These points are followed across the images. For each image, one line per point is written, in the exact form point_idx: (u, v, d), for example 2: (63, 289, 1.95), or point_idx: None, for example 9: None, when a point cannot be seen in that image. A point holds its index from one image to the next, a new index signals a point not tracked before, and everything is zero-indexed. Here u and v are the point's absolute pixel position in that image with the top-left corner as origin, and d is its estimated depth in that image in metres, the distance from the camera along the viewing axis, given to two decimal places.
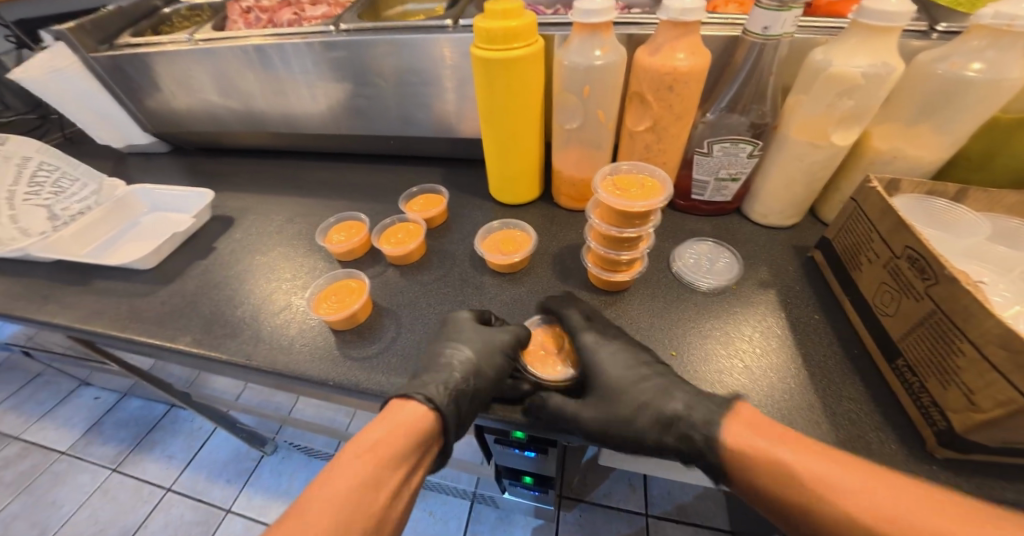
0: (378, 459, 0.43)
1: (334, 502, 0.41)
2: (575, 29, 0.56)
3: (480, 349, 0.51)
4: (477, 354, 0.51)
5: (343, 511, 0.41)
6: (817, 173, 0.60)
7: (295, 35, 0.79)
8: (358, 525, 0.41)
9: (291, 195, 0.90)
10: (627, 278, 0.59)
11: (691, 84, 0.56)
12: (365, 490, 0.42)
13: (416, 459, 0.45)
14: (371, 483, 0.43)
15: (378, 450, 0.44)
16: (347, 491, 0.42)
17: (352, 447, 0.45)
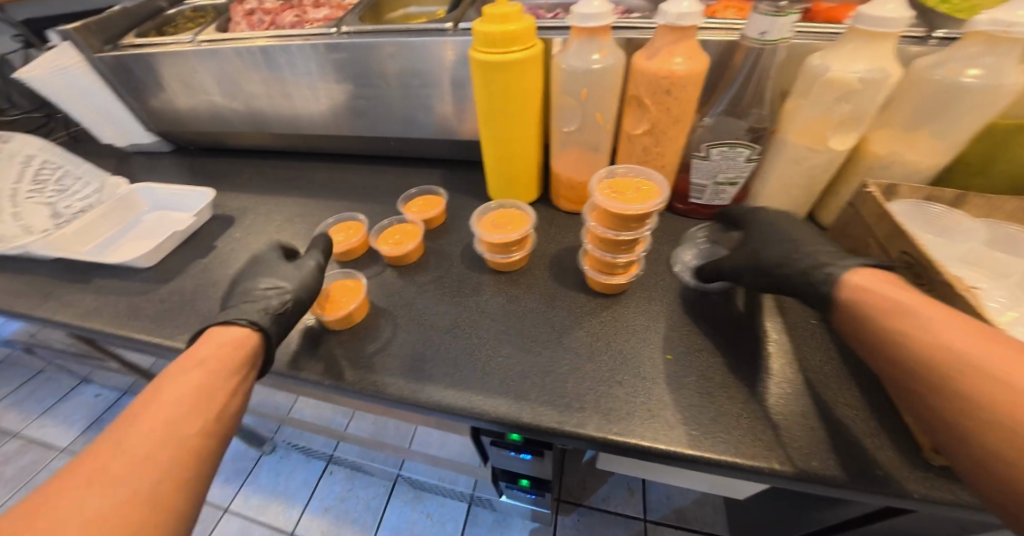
0: (210, 395, 0.44)
1: (152, 421, 0.40)
2: (573, 33, 0.57)
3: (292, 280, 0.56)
4: (293, 285, 0.56)
5: (160, 417, 0.41)
6: (815, 177, 0.60)
7: (297, 37, 0.80)
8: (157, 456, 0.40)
9: (292, 196, 0.90)
10: (623, 281, 0.60)
11: (689, 88, 0.56)
12: (197, 387, 0.43)
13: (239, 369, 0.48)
14: (205, 382, 0.44)
15: (206, 365, 0.45)
16: (175, 405, 0.42)
17: (172, 374, 0.45)
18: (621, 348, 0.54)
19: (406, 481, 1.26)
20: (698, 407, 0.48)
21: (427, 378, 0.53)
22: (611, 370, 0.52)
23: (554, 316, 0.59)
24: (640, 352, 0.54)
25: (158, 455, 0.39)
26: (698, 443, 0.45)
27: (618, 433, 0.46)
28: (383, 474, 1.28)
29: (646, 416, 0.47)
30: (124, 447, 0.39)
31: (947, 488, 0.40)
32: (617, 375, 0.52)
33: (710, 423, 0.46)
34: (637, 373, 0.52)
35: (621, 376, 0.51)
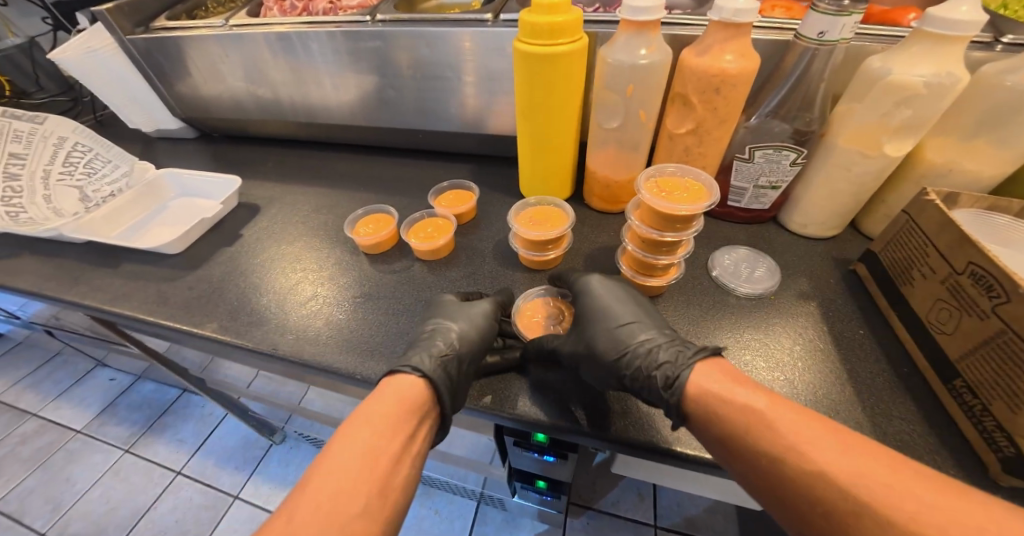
0: (380, 458, 0.42)
1: (330, 481, 0.40)
2: (621, 27, 0.55)
3: (467, 325, 0.55)
4: (464, 328, 0.54)
5: (335, 484, 0.40)
6: (865, 184, 0.58)
7: (330, 24, 0.78)
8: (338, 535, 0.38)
9: (316, 186, 0.89)
10: (662, 284, 0.58)
11: (739, 88, 0.54)
12: (367, 454, 0.42)
13: (414, 425, 0.45)
14: (373, 450, 0.42)
15: (377, 424, 0.43)
16: (347, 467, 0.41)
17: (347, 427, 0.44)
18: None
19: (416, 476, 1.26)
20: None
21: None
22: None
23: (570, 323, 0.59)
24: None
25: (328, 522, 0.38)
26: None
27: None
28: None
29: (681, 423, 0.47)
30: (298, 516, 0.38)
31: None
32: None
33: None
34: None
35: None
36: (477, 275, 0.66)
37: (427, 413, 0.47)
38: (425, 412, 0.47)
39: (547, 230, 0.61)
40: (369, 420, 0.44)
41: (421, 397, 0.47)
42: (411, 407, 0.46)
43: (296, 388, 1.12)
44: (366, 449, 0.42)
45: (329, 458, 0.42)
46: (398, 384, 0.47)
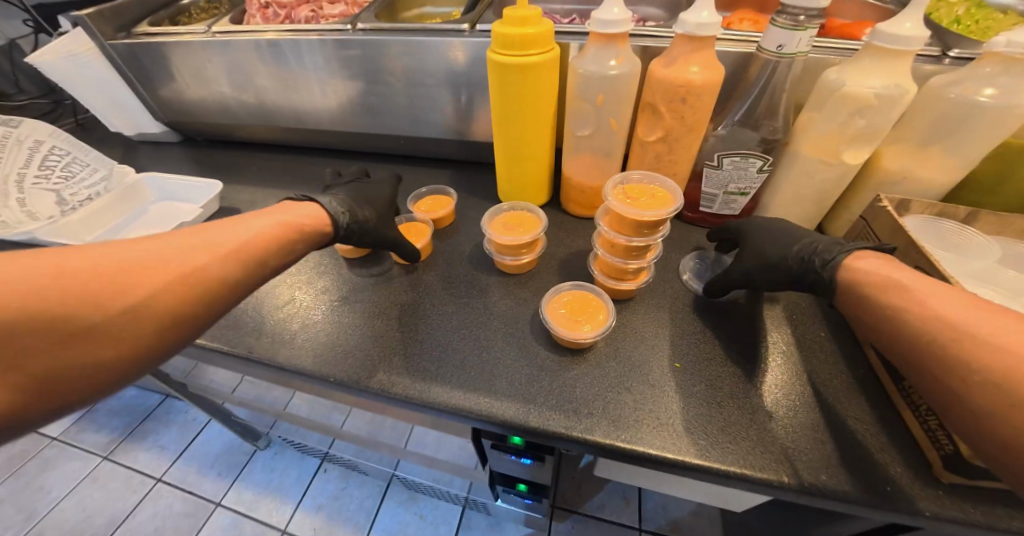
0: (239, 247, 0.45)
1: (225, 232, 0.46)
2: (591, 39, 0.57)
3: (371, 212, 0.63)
4: (368, 213, 0.63)
5: (225, 230, 0.46)
6: (827, 190, 0.60)
7: (312, 32, 0.80)
8: (218, 260, 0.43)
9: (299, 191, 0.90)
10: (632, 288, 0.59)
11: (704, 99, 0.56)
12: (263, 234, 0.48)
13: (303, 232, 0.53)
14: (270, 232, 0.49)
15: (273, 228, 0.50)
16: (242, 233, 0.47)
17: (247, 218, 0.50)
18: (629, 355, 0.54)
19: (401, 481, 1.26)
20: (717, 410, 0.48)
21: (435, 379, 0.52)
22: (619, 377, 0.52)
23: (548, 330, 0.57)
24: (648, 359, 0.54)
25: (210, 252, 0.43)
26: (712, 452, 0.44)
27: (627, 441, 0.46)
28: (378, 473, 1.28)
29: (656, 425, 0.47)
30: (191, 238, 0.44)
31: (954, 505, 0.40)
32: (626, 383, 0.51)
33: (722, 434, 0.46)
34: (643, 378, 0.52)
35: (629, 383, 0.51)
36: (454, 278, 0.67)
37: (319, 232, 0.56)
38: (294, 254, 0.51)
39: (521, 235, 0.62)
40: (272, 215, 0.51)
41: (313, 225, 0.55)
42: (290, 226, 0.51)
43: (278, 393, 1.12)
44: (261, 227, 0.48)
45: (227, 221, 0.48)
46: (310, 205, 0.56)
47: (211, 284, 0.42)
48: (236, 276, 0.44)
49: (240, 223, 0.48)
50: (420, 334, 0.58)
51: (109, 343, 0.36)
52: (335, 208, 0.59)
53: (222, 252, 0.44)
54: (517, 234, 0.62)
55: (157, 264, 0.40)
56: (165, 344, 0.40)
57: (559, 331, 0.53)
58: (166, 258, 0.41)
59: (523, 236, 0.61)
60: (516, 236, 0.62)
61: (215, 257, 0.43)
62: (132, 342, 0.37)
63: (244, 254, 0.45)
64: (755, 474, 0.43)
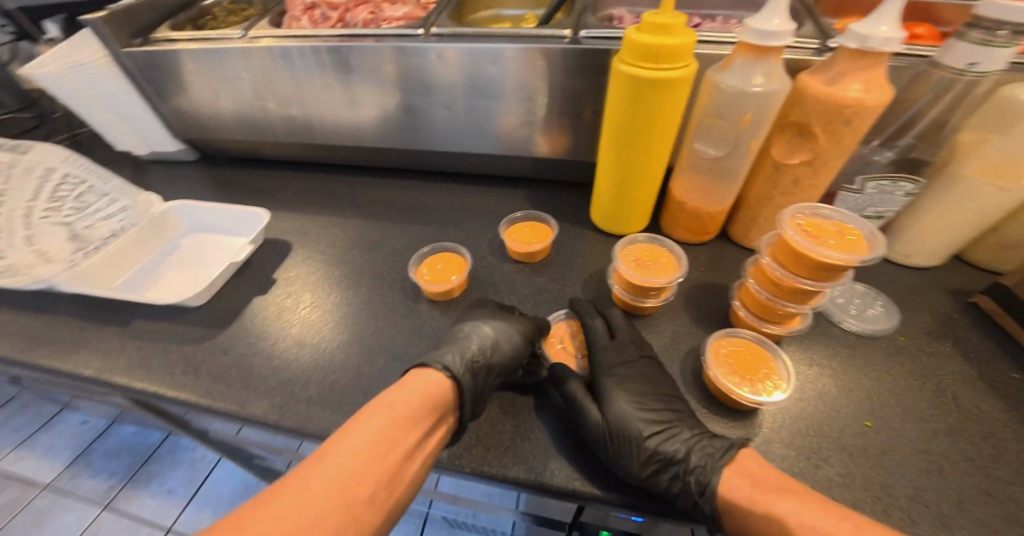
0: (349, 487, 0.38)
1: (339, 466, 0.38)
2: (740, 49, 0.50)
3: (504, 333, 0.52)
4: (499, 335, 0.51)
5: (341, 465, 0.38)
6: (990, 216, 0.55)
7: (374, 38, 0.69)
8: (340, 513, 0.36)
9: (351, 216, 0.79)
10: (782, 333, 0.52)
11: (869, 120, 0.49)
12: (380, 448, 0.40)
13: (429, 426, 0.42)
14: (388, 443, 0.40)
15: (383, 433, 0.40)
16: (357, 456, 0.39)
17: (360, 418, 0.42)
18: (810, 417, 0.47)
19: (442, 519, 1.16)
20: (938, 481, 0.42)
21: (595, 463, 0.44)
22: (809, 443, 0.45)
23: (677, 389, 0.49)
24: (834, 418, 0.47)
25: (324, 511, 0.36)
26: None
27: None
28: (415, 511, 1.18)
29: (878, 508, 0.40)
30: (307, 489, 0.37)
31: None
32: (822, 447, 0.44)
33: (960, 516, 0.40)
34: (839, 442, 0.45)
35: (829, 448, 0.44)
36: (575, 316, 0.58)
37: (448, 413, 0.44)
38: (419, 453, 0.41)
39: (655, 276, 0.54)
40: (381, 413, 0.42)
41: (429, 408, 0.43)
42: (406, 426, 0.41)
43: None
44: (372, 444, 0.40)
45: (338, 437, 0.40)
46: (426, 380, 0.45)
47: None
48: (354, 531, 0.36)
49: (349, 439, 0.40)
50: (557, 407, 0.49)
51: None
52: (459, 362, 0.47)
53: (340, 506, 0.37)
54: (647, 277, 0.54)
55: None
56: None
57: (717, 379, 0.47)
58: None
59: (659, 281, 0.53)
60: (646, 280, 0.54)
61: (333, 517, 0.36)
62: None
63: (363, 494, 0.38)
64: None
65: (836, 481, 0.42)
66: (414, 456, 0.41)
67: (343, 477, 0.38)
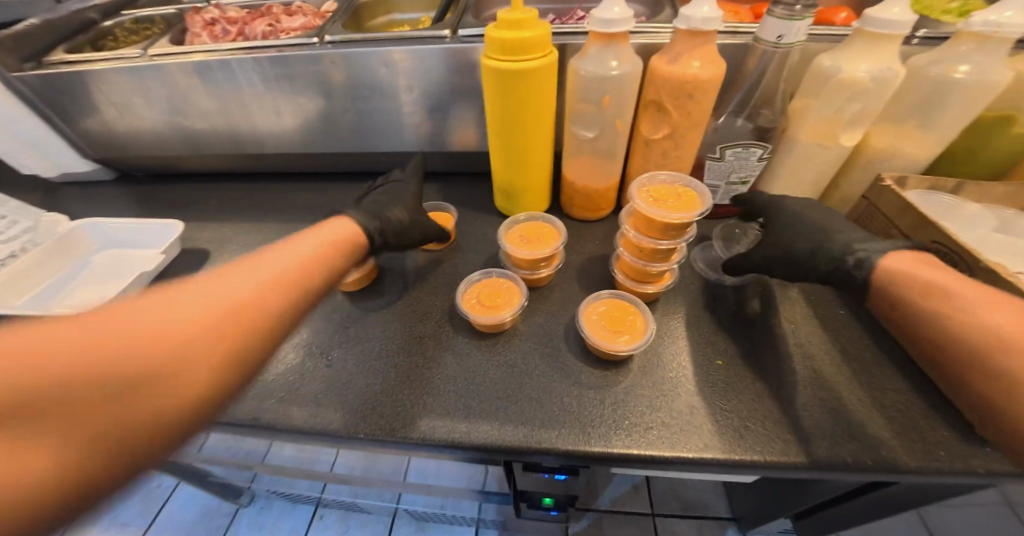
0: (239, 298, 0.37)
1: (232, 281, 0.38)
2: (591, 38, 0.55)
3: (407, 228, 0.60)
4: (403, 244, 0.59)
5: (238, 282, 0.38)
6: (824, 172, 0.62)
7: (271, 48, 0.71)
8: (224, 321, 0.35)
9: (271, 221, 0.81)
10: (655, 291, 0.58)
11: (708, 94, 0.56)
12: (274, 279, 0.40)
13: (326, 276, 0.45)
14: (282, 277, 0.41)
15: (277, 270, 0.41)
16: (252, 276, 0.39)
17: (246, 259, 0.41)
18: (673, 361, 0.53)
19: (406, 513, 1.19)
20: (772, 402, 0.48)
21: (482, 419, 0.47)
22: (670, 383, 0.50)
23: (563, 354, 0.54)
24: (694, 358, 0.53)
25: (206, 309, 0.34)
26: (779, 446, 0.44)
27: (694, 449, 0.44)
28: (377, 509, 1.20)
29: (716, 428, 0.46)
30: (190, 297, 0.35)
31: (1000, 460, 0.42)
32: (679, 384, 0.50)
33: (785, 427, 0.46)
34: (692, 379, 0.51)
35: (686, 386, 0.50)
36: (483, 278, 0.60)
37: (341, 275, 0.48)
38: (312, 298, 0.43)
39: (544, 248, 0.59)
40: (279, 260, 0.42)
41: (332, 252, 0.48)
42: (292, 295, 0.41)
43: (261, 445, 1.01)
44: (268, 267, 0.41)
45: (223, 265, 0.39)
46: (332, 231, 0.50)
47: (222, 377, 0.34)
48: (237, 343, 0.35)
49: (238, 274, 0.39)
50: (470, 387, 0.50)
51: (44, 453, 0.26)
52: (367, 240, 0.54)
53: (233, 317, 0.35)
54: (535, 249, 0.59)
55: (146, 331, 0.31)
56: (123, 474, 0.29)
57: (590, 338, 0.52)
58: (160, 332, 0.32)
59: (543, 253, 0.58)
60: (533, 252, 0.58)
61: (226, 321, 0.35)
62: (80, 473, 0.27)
63: (250, 317, 0.36)
64: (822, 460, 0.43)
65: (687, 412, 0.47)
66: (309, 284, 0.42)
67: (233, 291, 0.37)
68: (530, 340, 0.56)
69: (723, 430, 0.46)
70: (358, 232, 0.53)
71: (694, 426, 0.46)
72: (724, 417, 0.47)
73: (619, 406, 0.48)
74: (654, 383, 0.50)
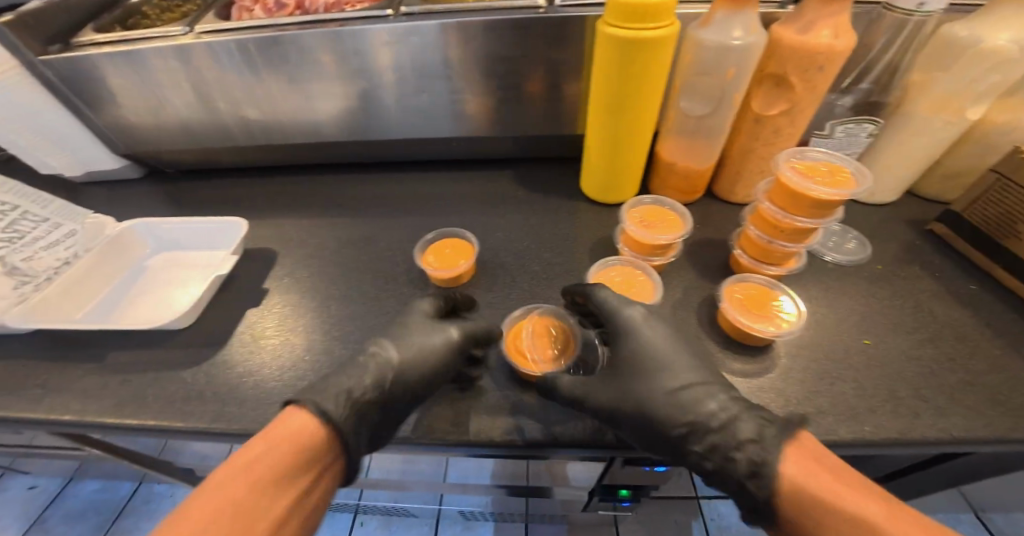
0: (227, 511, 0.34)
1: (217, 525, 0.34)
2: (719, 4, 0.52)
3: (413, 351, 0.47)
4: (407, 356, 0.46)
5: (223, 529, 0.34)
6: (940, 148, 0.60)
7: (335, 23, 0.64)
8: None
9: (332, 216, 0.75)
10: (781, 274, 0.55)
11: (838, 64, 0.53)
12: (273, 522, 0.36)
13: (308, 476, 0.39)
14: (275, 508, 0.36)
15: (255, 469, 0.36)
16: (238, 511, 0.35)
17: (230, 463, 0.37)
18: (818, 343, 0.51)
19: (457, 514, 1.15)
20: (935, 378, 0.46)
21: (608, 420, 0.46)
22: (824, 366, 0.48)
23: (703, 344, 0.51)
24: (837, 339, 0.51)
25: None
26: (961, 424, 0.42)
27: (874, 432, 0.42)
28: (427, 512, 1.15)
29: (889, 412, 0.44)
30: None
31: None
32: (832, 366, 0.48)
33: (961, 407, 0.44)
34: (844, 361, 0.49)
35: (839, 367, 0.48)
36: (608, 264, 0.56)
37: (325, 447, 0.41)
38: (308, 465, 0.39)
39: (666, 233, 0.55)
40: (254, 454, 0.37)
41: (312, 449, 0.39)
42: (271, 484, 0.36)
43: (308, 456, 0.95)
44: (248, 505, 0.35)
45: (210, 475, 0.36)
46: (291, 414, 0.41)
47: None
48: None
49: (226, 488, 0.35)
50: None
51: None
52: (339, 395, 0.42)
53: None
54: (657, 234, 0.55)
55: None
56: None
57: (734, 320, 0.49)
58: None
59: (664, 240, 0.54)
60: (654, 239, 0.55)
61: None
62: None
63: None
64: (1010, 437, 0.41)
65: (852, 397, 0.45)
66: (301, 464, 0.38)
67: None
68: None
69: (896, 413, 0.44)
70: (325, 432, 0.41)
71: (864, 409, 0.44)
72: (894, 400, 0.45)
73: (779, 395, 0.46)
74: (806, 368, 0.48)
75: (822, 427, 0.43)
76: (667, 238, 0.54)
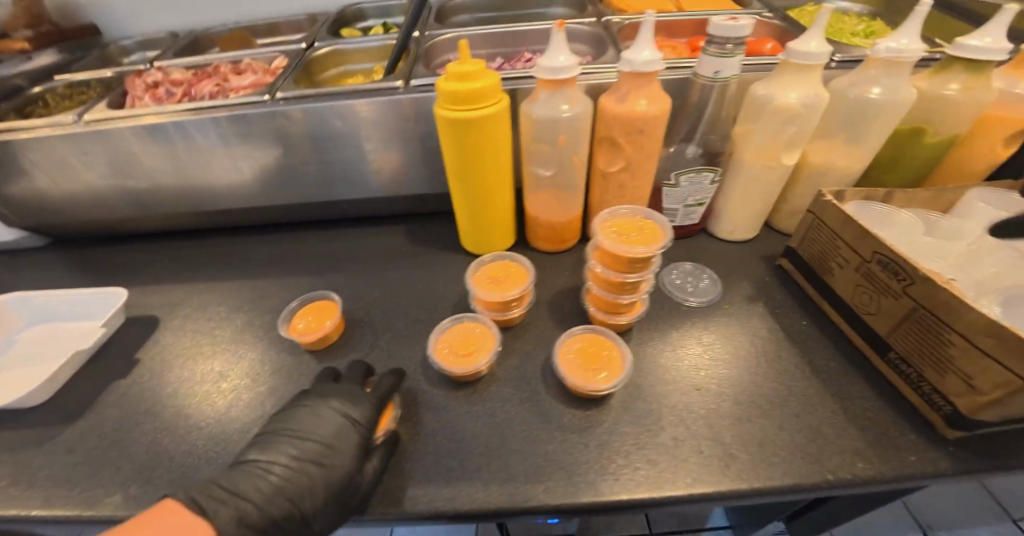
0: None
1: None
2: (542, 85, 0.57)
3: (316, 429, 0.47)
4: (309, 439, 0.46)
5: None
6: (771, 191, 0.66)
7: (219, 108, 0.69)
8: None
9: (226, 280, 0.77)
10: (628, 322, 0.59)
11: (658, 127, 0.58)
12: None
13: None
14: None
15: None
16: None
17: None
18: (650, 394, 0.53)
19: None
20: (749, 425, 0.49)
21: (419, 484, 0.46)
22: (649, 417, 0.50)
23: (542, 398, 0.53)
24: (671, 389, 0.53)
25: None
26: (764, 474, 0.44)
27: (682, 486, 0.44)
28: None
29: (701, 460, 0.46)
30: None
31: (964, 458, 0.44)
32: (658, 418, 0.50)
33: (767, 453, 0.46)
34: (671, 410, 0.51)
35: (664, 418, 0.50)
36: (466, 321, 0.59)
37: None
38: None
39: (512, 289, 0.59)
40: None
41: None
42: None
43: None
44: None
45: None
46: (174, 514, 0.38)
47: None
48: None
49: None
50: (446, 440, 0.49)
51: None
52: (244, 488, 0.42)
53: None
54: (502, 291, 0.58)
55: None
56: None
57: (565, 374, 0.51)
58: None
59: (507, 296, 0.57)
60: (499, 295, 0.58)
61: None
62: None
63: None
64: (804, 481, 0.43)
65: (669, 446, 0.47)
66: None
67: None
68: (509, 383, 0.55)
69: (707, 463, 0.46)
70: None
71: (677, 458, 0.46)
72: (708, 446, 0.47)
73: (601, 446, 0.48)
74: (634, 418, 0.50)
75: (633, 480, 0.45)
76: (511, 293, 0.58)
